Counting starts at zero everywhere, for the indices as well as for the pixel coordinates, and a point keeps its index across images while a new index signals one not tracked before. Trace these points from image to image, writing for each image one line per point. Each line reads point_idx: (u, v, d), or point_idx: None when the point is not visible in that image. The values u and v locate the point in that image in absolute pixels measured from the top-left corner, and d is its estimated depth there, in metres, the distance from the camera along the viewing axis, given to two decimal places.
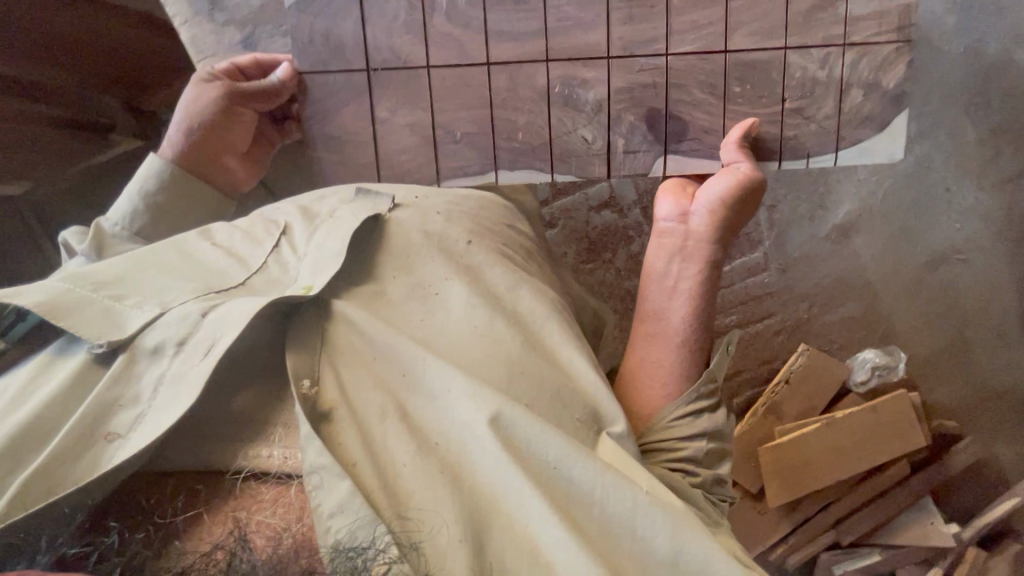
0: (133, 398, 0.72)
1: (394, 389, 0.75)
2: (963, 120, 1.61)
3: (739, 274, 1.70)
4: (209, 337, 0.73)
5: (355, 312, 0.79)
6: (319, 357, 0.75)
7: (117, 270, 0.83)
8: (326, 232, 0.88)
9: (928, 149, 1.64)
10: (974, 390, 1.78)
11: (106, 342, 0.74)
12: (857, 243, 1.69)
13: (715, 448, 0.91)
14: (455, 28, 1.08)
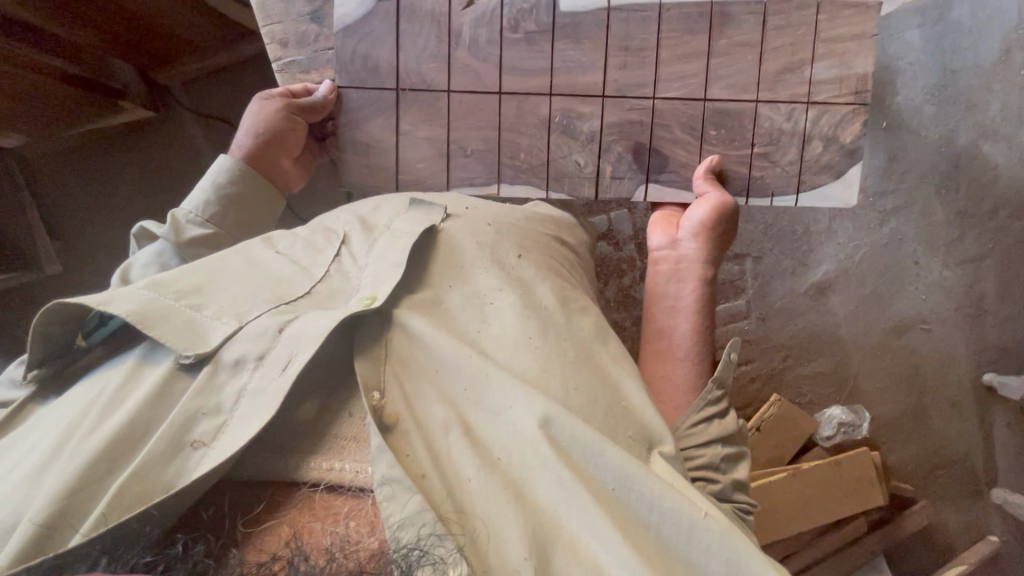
0: (219, 409, 0.62)
1: (453, 399, 0.68)
2: (934, 201, 1.75)
3: (721, 320, 1.76)
4: (288, 351, 0.64)
5: (418, 321, 0.71)
6: (384, 368, 0.68)
7: (197, 277, 0.73)
8: (387, 243, 0.80)
9: (898, 223, 1.76)
10: (930, 455, 1.85)
11: (194, 355, 0.64)
12: (831, 300, 1.78)
13: (732, 453, 0.85)
14: (476, 61, 1.07)
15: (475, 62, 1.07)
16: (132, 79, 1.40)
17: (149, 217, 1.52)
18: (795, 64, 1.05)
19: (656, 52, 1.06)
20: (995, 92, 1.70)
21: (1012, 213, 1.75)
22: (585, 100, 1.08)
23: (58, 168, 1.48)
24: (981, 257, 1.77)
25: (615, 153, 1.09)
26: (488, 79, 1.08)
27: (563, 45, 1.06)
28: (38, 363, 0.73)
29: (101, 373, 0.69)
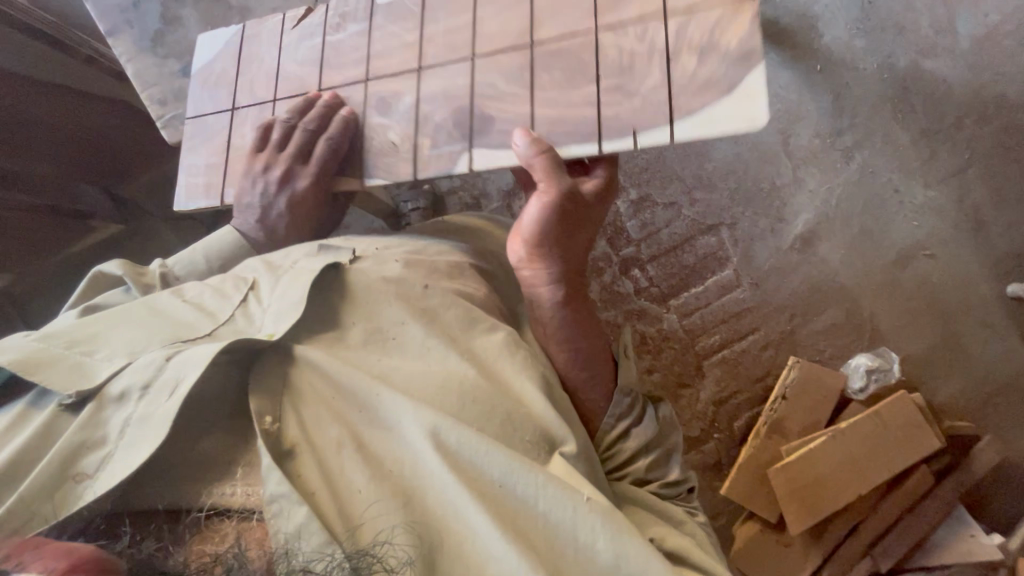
0: (100, 441, 0.75)
1: (351, 424, 0.78)
2: (893, 126, 1.72)
3: (714, 294, 1.71)
4: (174, 376, 0.76)
5: (322, 358, 0.82)
6: (289, 403, 0.79)
7: (91, 328, 0.86)
8: (291, 279, 0.90)
9: (865, 155, 1.72)
10: (981, 385, 1.71)
11: (73, 393, 0.77)
12: (821, 248, 1.72)
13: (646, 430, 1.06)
14: (307, 68, 1.18)
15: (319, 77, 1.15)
16: (95, 198, 1.60)
17: None
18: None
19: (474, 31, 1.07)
20: (919, 9, 1.70)
21: (979, 119, 1.70)
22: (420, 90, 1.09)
23: (50, 297, 1.54)
24: (962, 170, 1.71)
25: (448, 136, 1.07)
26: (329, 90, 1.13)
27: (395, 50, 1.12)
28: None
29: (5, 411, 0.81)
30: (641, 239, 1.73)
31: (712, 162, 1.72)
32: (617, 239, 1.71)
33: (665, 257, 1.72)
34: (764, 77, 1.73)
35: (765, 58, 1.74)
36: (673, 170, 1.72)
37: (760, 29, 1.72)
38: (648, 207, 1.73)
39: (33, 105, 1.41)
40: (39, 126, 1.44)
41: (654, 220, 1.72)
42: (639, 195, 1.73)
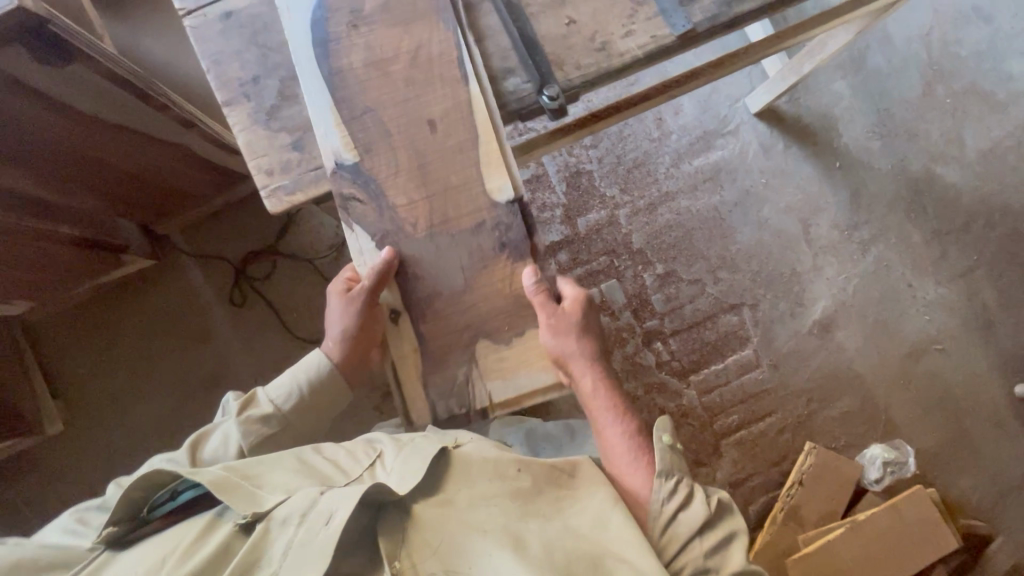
0: (269, 555, 0.79)
1: (457, 570, 0.78)
2: (907, 225, 1.81)
3: (734, 373, 1.72)
4: (328, 509, 0.79)
5: (436, 507, 0.84)
6: (408, 545, 0.80)
7: (258, 465, 0.91)
8: (408, 453, 0.90)
9: (880, 251, 1.79)
10: (993, 484, 1.72)
11: (249, 514, 0.82)
12: (838, 336, 1.75)
13: (712, 545, 0.87)
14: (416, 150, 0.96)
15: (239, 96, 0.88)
16: (131, 233, 1.45)
17: (150, 362, 1.57)
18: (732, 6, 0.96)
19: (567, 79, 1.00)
20: (930, 120, 1.83)
21: (985, 224, 1.82)
22: (460, 148, 0.94)
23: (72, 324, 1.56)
24: (969, 271, 1.80)
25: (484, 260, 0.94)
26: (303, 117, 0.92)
27: (408, 86, 0.94)
28: (111, 523, 0.87)
29: (179, 524, 0.86)
30: (666, 313, 1.72)
31: (737, 245, 1.75)
32: (642, 312, 1.71)
33: (688, 333, 1.72)
34: (788, 169, 1.79)
35: (790, 151, 1.79)
36: (698, 250, 1.74)
37: (786, 124, 1.79)
38: (673, 282, 1.72)
39: (141, 154, 1.20)
40: (130, 173, 1.24)
41: (679, 294, 1.72)
42: (666, 270, 1.72)
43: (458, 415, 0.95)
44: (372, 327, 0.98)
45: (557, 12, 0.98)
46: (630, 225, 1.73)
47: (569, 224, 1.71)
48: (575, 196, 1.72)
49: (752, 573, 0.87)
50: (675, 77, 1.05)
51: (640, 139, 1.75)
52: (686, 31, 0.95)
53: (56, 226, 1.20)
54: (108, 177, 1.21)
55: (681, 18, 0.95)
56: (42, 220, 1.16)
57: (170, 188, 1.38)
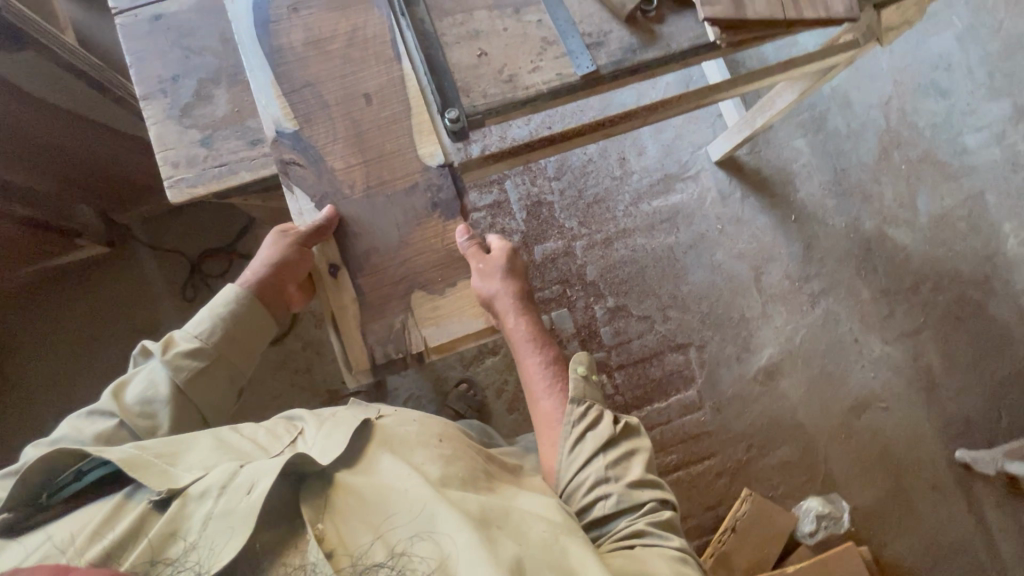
0: (187, 532, 0.72)
1: (380, 526, 0.77)
2: (856, 281, 1.85)
3: (676, 412, 1.73)
4: (249, 478, 0.75)
5: (358, 476, 0.83)
6: (330, 506, 0.78)
7: (176, 444, 0.84)
8: (331, 428, 0.91)
9: (828, 304, 1.83)
10: (928, 547, 1.72)
11: (165, 489, 0.75)
12: (782, 384, 1.77)
13: (615, 458, 0.90)
14: (340, 117, 0.94)
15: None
16: (91, 219, 1.48)
17: (93, 349, 1.58)
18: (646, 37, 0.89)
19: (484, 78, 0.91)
20: (885, 183, 1.90)
21: (933, 287, 1.86)
22: (395, 119, 0.94)
23: (22, 304, 1.58)
24: (916, 332, 1.83)
25: (421, 219, 0.93)
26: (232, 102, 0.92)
27: (346, 62, 0.94)
28: (3, 511, 0.78)
29: (83, 510, 0.77)
30: (613, 346, 1.74)
31: (688, 285, 1.79)
32: (589, 341, 1.73)
33: (634, 368, 1.74)
34: (744, 218, 1.84)
35: (747, 200, 1.85)
36: (650, 287, 1.77)
37: (745, 174, 1.85)
38: (623, 316, 1.75)
39: (101, 139, 1.27)
40: (92, 159, 1.30)
41: (628, 328, 1.75)
42: (616, 304, 1.75)
43: (395, 362, 0.93)
44: (295, 275, 0.94)
45: (467, 41, 0.90)
46: (585, 256, 1.77)
47: (526, 251, 1.75)
48: (534, 224, 1.76)
49: (648, 482, 0.90)
50: (609, 118, 1.13)
51: (602, 176, 1.81)
52: (590, 73, 0.88)
53: (15, 207, 1.22)
54: (71, 161, 1.26)
55: (586, 59, 0.88)
56: (6, 201, 1.20)
57: (131, 178, 1.44)
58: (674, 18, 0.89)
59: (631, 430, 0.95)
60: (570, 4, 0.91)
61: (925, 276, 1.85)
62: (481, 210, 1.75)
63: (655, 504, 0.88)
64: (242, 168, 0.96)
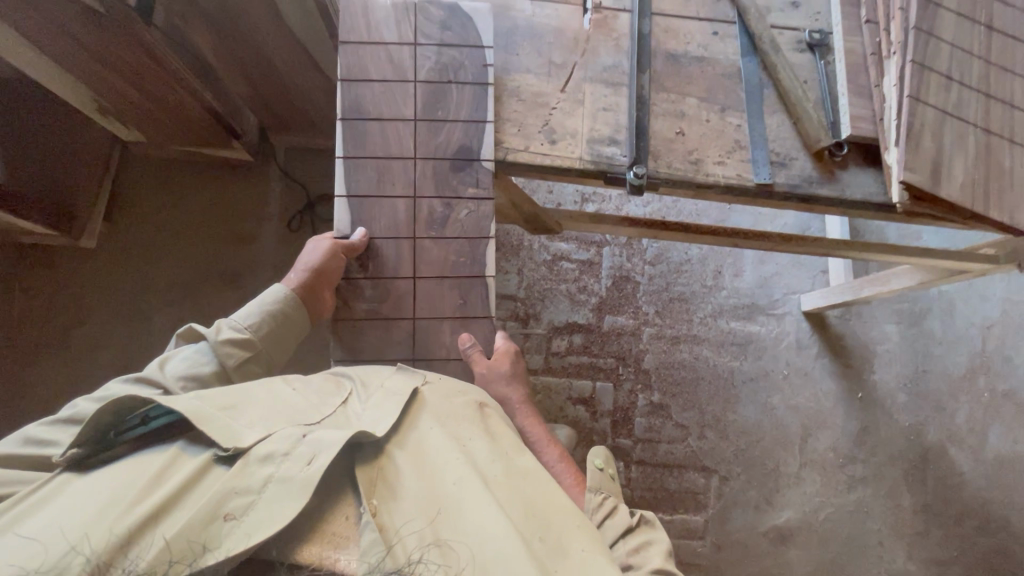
0: (248, 491, 0.60)
1: (438, 519, 0.64)
2: (901, 484, 1.78)
3: (674, 530, 1.67)
4: (316, 445, 0.64)
5: (410, 454, 0.71)
6: (385, 480, 0.67)
7: (235, 394, 0.73)
8: (381, 396, 0.77)
9: (864, 494, 1.76)
10: None
11: (230, 447, 0.64)
12: (790, 553, 1.69)
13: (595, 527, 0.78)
14: (533, 102, 0.99)
15: (385, 31, 0.98)
16: (251, 129, 1.65)
17: (195, 239, 1.71)
18: (828, 175, 0.96)
19: (677, 137, 0.98)
20: (961, 402, 1.85)
21: (978, 526, 1.76)
22: (587, 123, 0.98)
23: (153, 174, 1.73)
24: (944, 563, 1.72)
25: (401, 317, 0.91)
26: (343, 100, 0.96)
27: (561, 104, 0.99)
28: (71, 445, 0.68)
29: (139, 458, 0.66)
30: (641, 439, 1.72)
31: (735, 414, 1.77)
32: (621, 426, 1.72)
33: (652, 469, 1.71)
34: (811, 375, 1.83)
35: (820, 360, 1.84)
36: (697, 400, 1.76)
37: (828, 335, 1.85)
38: (661, 415, 1.74)
39: (302, 77, 1.43)
40: (283, 85, 1.46)
41: (661, 430, 1.73)
42: (660, 401, 1.75)
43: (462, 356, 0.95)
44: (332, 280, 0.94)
45: (671, 118, 0.98)
46: (649, 343, 1.79)
47: (597, 315, 1.79)
48: (614, 295, 1.81)
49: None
50: (744, 232, 1.16)
51: (693, 280, 1.85)
52: (765, 184, 0.95)
53: (200, 86, 1.36)
54: (268, 79, 1.43)
55: (766, 172, 0.95)
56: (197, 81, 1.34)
57: (303, 114, 1.60)
58: (855, 169, 0.97)
59: (647, 522, 0.80)
60: (769, 121, 0.99)
61: (973, 511, 1.76)
62: (573, 262, 1.82)
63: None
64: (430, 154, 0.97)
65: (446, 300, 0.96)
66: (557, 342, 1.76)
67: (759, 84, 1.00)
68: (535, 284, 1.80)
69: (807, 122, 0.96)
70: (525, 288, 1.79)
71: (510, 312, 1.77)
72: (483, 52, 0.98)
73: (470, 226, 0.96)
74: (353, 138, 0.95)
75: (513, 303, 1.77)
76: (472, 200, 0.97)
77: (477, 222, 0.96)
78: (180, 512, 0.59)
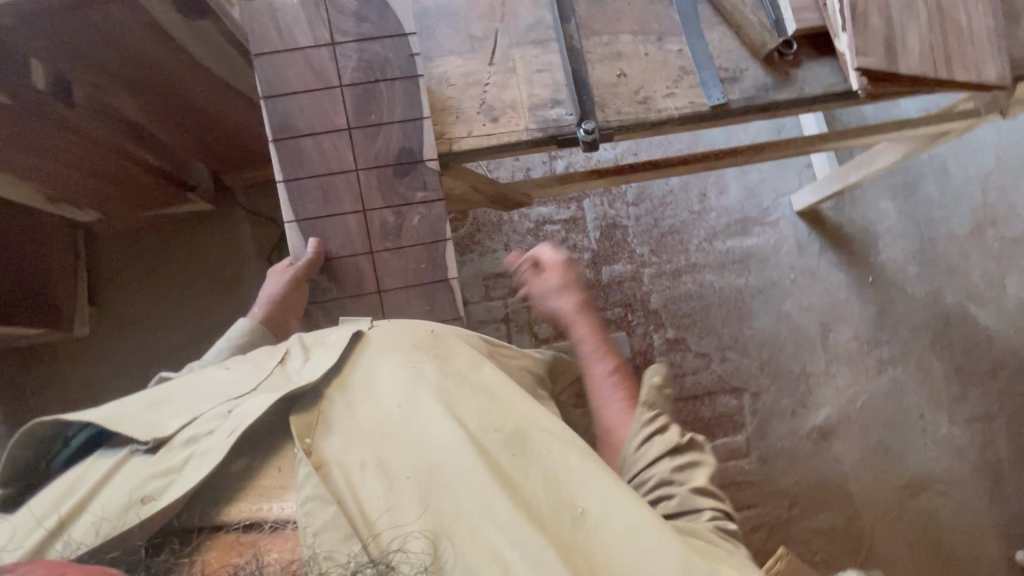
0: (168, 470, 0.69)
1: (379, 444, 0.74)
2: (929, 354, 1.78)
3: (719, 455, 1.69)
4: (233, 422, 0.72)
5: (347, 394, 0.78)
6: (323, 419, 0.76)
7: (162, 392, 0.80)
8: (320, 352, 0.83)
9: (895, 373, 1.77)
10: None
11: (151, 440, 0.72)
12: (836, 447, 1.72)
13: (649, 436, 0.86)
14: (467, 81, 0.95)
15: (300, 38, 0.93)
16: (201, 175, 1.61)
17: (183, 300, 1.70)
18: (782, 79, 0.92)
19: (620, 79, 0.94)
20: (973, 259, 1.83)
21: (1013, 374, 1.77)
22: (525, 88, 0.94)
23: (119, 247, 1.71)
24: (987, 418, 1.74)
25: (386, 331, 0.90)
26: (272, 123, 0.92)
27: (495, 75, 0.95)
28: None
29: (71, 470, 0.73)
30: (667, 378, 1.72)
31: (752, 330, 1.77)
32: (643, 370, 1.73)
33: (684, 403, 1.72)
34: (818, 272, 1.81)
35: (824, 255, 1.82)
36: (712, 326, 1.76)
37: (826, 229, 1.82)
38: (681, 349, 1.74)
39: (236, 114, 1.38)
40: (218, 127, 1.41)
41: (683, 363, 1.73)
42: (676, 336, 1.75)
43: None
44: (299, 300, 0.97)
45: (609, 61, 0.94)
46: (652, 283, 1.77)
47: (594, 270, 1.77)
48: (606, 245, 1.79)
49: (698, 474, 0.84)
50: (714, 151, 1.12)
51: (680, 209, 1.82)
52: (720, 104, 0.92)
53: (135, 149, 1.33)
54: (201, 125, 1.39)
55: (719, 91, 0.92)
56: (127, 143, 1.31)
57: (248, 149, 1.56)
58: (809, 64, 0.93)
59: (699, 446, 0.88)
60: (710, 38, 0.94)
61: (1006, 362, 1.76)
62: (556, 223, 1.79)
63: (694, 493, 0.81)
64: (372, 161, 0.93)
65: (414, 307, 0.94)
66: None
67: (693, 3, 0.95)
68: (525, 256, 1.77)
69: (747, 27, 0.91)
70: None
71: (508, 289, 1.75)
72: (406, 44, 0.93)
73: (424, 231, 0.93)
74: (290, 159, 0.92)
75: (508, 280, 1.76)
76: (422, 203, 0.93)
77: (432, 224, 0.93)
78: (105, 498, 0.68)
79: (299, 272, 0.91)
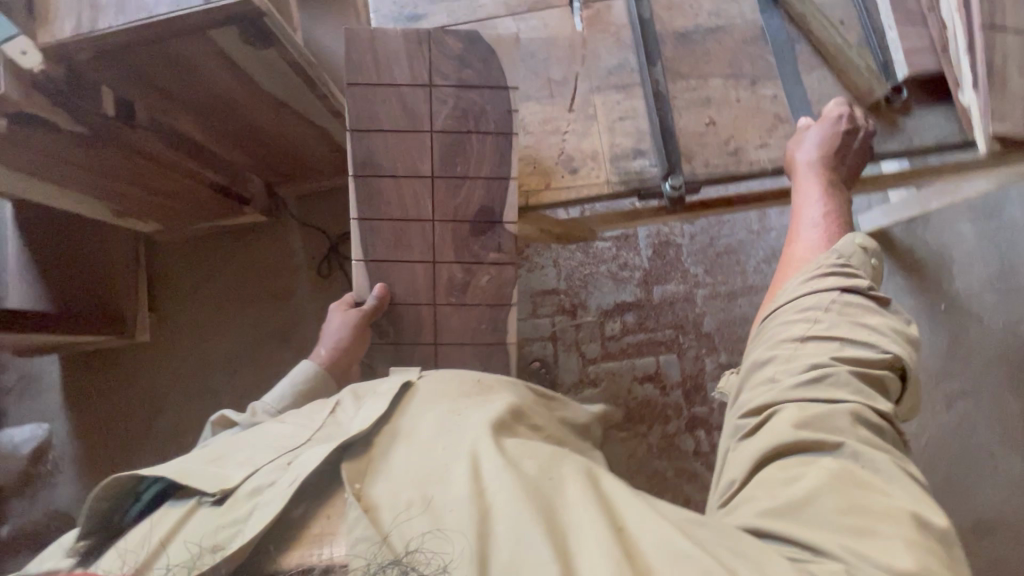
0: (237, 521, 0.64)
1: (427, 483, 0.67)
2: (1005, 390, 1.66)
3: None
4: (297, 469, 0.68)
5: (395, 439, 0.73)
6: (371, 465, 0.70)
7: (222, 447, 0.76)
8: (372, 401, 0.80)
9: (964, 409, 1.66)
10: None
11: (217, 491, 0.68)
12: None
13: (852, 303, 0.79)
14: (543, 129, 1.00)
15: (397, 73, 0.96)
16: (261, 190, 1.64)
17: (235, 307, 1.74)
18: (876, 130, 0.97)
19: (692, 135, 0.98)
20: None
21: None
22: (604, 135, 0.98)
23: (177, 253, 1.75)
24: None
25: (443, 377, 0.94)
26: (356, 156, 0.96)
27: (574, 125, 1.00)
28: (78, 538, 0.68)
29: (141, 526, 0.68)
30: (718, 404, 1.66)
31: None
32: (693, 395, 1.67)
33: None
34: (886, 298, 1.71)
35: (893, 280, 1.72)
36: None
37: (896, 252, 1.72)
38: None
39: (299, 133, 1.38)
40: (280, 143, 1.42)
41: None
42: (729, 361, 1.68)
43: None
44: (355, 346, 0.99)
45: (699, 108, 0.98)
46: (705, 305, 1.71)
47: (645, 289, 1.72)
48: (658, 264, 1.73)
49: (866, 389, 0.73)
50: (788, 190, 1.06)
51: (738, 227, 1.74)
52: None
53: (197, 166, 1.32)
54: (262, 141, 1.39)
55: None
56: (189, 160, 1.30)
57: (310, 165, 1.58)
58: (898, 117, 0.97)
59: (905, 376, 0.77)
60: (807, 81, 0.99)
61: None
62: (608, 240, 1.75)
63: (856, 406, 0.71)
64: (448, 210, 0.97)
65: (465, 360, 0.99)
66: (610, 325, 1.71)
67: (788, 41, 1.00)
68: (574, 273, 1.74)
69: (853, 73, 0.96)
70: (565, 280, 1.73)
71: (556, 306, 1.73)
72: (505, 97, 0.97)
73: (491, 291, 0.99)
74: (367, 197, 0.97)
75: (557, 297, 1.73)
76: (491, 265, 0.98)
77: (499, 286, 0.98)
78: (175, 554, 0.62)
79: (364, 314, 0.97)
